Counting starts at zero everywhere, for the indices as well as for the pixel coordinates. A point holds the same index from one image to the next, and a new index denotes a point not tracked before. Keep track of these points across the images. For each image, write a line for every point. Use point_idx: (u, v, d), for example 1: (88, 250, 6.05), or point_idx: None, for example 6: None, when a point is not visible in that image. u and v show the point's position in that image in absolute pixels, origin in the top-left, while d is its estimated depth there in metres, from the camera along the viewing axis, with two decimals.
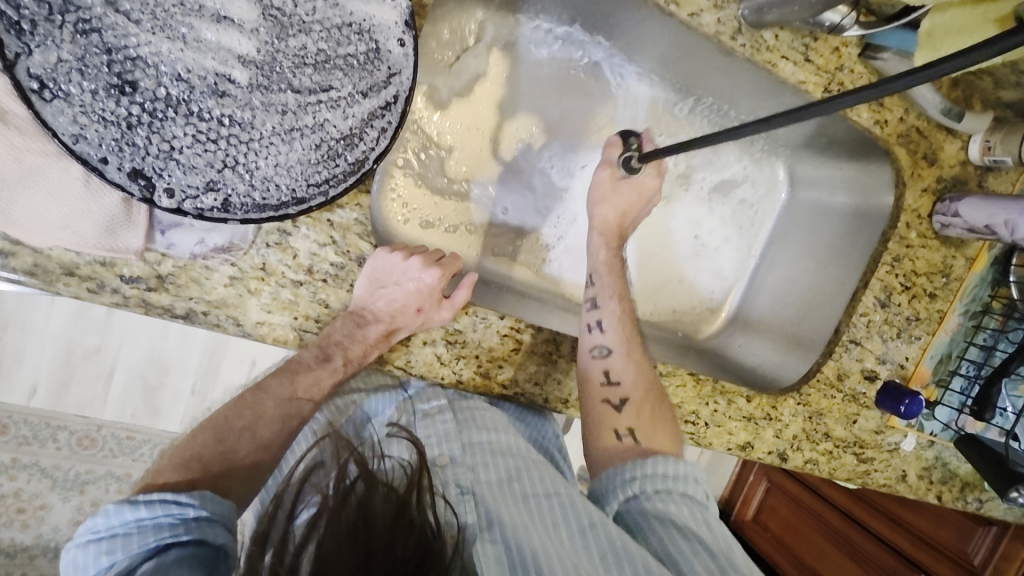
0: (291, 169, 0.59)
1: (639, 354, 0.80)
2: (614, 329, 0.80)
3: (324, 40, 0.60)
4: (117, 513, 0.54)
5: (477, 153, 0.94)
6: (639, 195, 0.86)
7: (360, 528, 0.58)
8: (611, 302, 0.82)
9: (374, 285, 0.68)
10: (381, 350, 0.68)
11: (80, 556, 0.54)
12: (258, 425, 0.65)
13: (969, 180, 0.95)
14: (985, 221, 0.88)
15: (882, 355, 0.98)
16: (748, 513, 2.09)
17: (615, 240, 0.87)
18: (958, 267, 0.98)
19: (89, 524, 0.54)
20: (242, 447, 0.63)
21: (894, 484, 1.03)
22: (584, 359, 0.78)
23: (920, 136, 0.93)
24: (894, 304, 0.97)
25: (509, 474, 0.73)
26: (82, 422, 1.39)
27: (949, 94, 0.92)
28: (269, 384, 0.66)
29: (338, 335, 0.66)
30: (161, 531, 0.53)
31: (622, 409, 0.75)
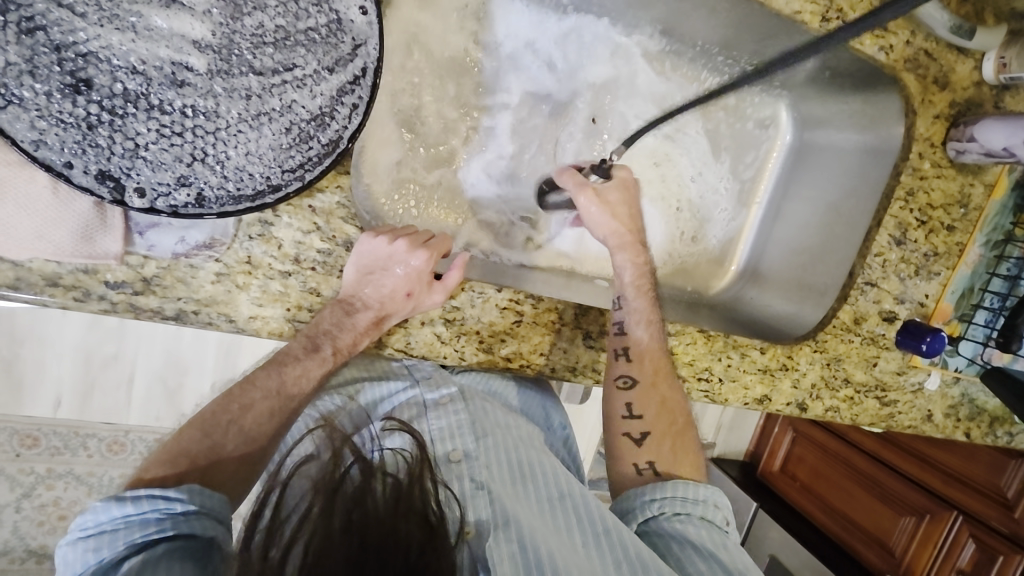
0: (263, 156, 0.57)
1: (665, 386, 0.78)
2: (640, 361, 0.77)
3: (280, 15, 0.56)
4: (105, 509, 0.54)
5: (463, 121, 0.90)
6: (630, 194, 0.84)
7: (358, 521, 0.60)
8: (639, 329, 0.78)
9: (363, 273, 0.66)
10: (371, 334, 0.67)
11: (69, 553, 0.54)
12: (245, 419, 0.64)
13: (985, 102, 0.89)
14: (1004, 144, 0.83)
15: (900, 295, 0.95)
16: (774, 464, 2.08)
17: (637, 252, 0.83)
18: (976, 195, 0.94)
19: (78, 522, 0.54)
20: (229, 441, 0.62)
21: (920, 424, 1.04)
22: (608, 388, 0.79)
23: (930, 59, 0.87)
24: (910, 240, 0.93)
25: (522, 475, 0.75)
26: (109, 429, 1.42)
27: (958, 10, 0.86)
28: (256, 377, 0.66)
29: (327, 325, 0.65)
30: (148, 527, 0.54)
31: (644, 443, 0.77)
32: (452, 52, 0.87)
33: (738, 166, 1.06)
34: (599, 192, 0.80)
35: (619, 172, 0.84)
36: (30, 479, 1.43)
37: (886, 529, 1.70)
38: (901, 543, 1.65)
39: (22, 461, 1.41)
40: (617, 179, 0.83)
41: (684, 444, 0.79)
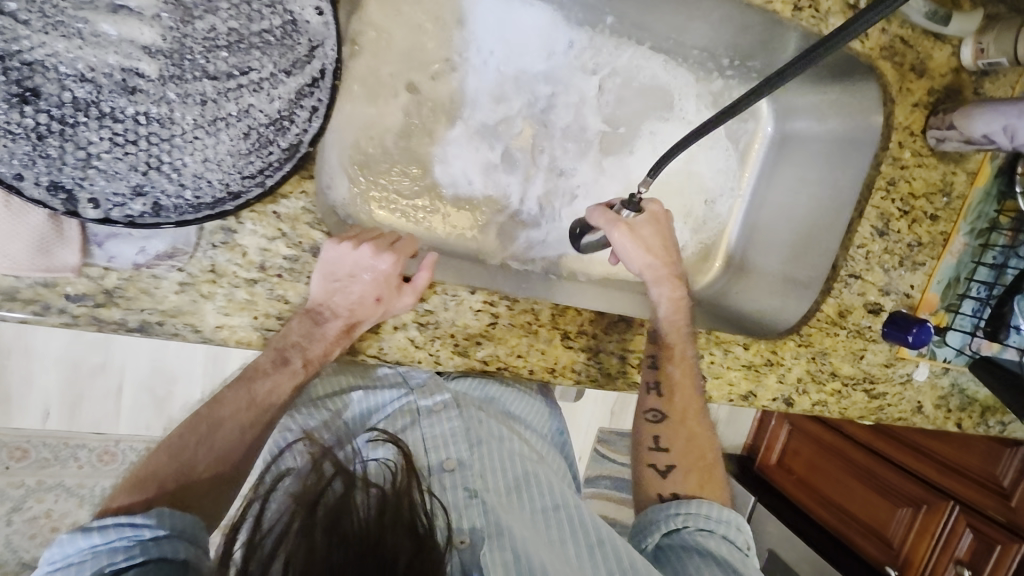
0: (221, 162, 0.56)
1: (695, 423, 0.79)
2: (671, 394, 0.79)
3: (233, 18, 0.55)
4: (70, 541, 0.53)
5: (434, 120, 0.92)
6: (664, 227, 0.82)
7: (345, 525, 0.59)
8: (672, 364, 0.80)
9: (329, 280, 0.65)
10: (343, 341, 0.66)
11: None
12: (219, 433, 0.63)
13: (963, 89, 0.87)
14: (984, 131, 0.79)
15: (885, 286, 0.94)
16: (771, 458, 2.07)
17: (675, 287, 0.82)
18: (959, 183, 0.93)
19: (47, 551, 0.53)
20: (200, 460, 0.61)
21: (910, 416, 1.05)
22: (637, 418, 0.81)
23: (906, 46, 0.83)
24: (893, 231, 0.92)
25: (516, 484, 0.75)
26: (98, 439, 1.41)
27: None
28: (226, 396, 0.65)
29: (296, 336, 0.64)
30: (115, 555, 0.53)
31: (668, 475, 0.76)
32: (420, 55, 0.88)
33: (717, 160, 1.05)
34: (633, 226, 0.79)
35: (652, 206, 0.82)
36: (19, 493, 1.39)
37: (883, 521, 1.69)
38: (899, 534, 1.64)
39: (10, 474, 1.38)
40: (649, 212, 0.81)
41: (710, 479, 0.77)
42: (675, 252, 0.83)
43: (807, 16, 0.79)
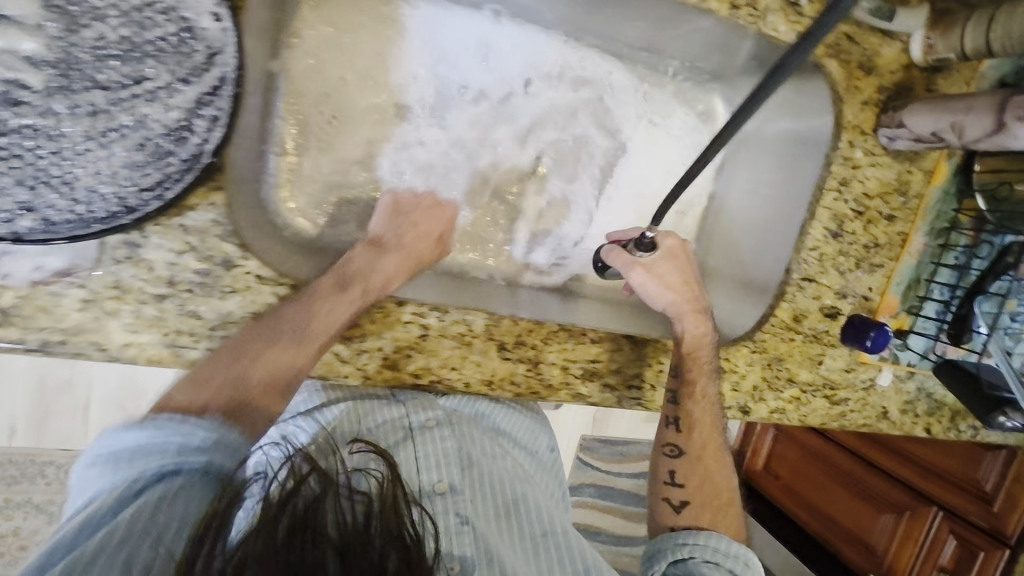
0: (115, 175, 0.54)
1: (712, 463, 0.82)
2: (688, 432, 0.82)
3: (124, 26, 0.53)
4: (119, 434, 0.54)
5: (376, 128, 0.91)
6: (681, 261, 0.85)
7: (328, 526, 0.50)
8: (692, 403, 0.82)
9: (394, 214, 0.76)
10: (409, 264, 0.72)
11: (85, 477, 0.54)
12: (270, 352, 0.62)
13: (915, 86, 0.84)
14: (932, 128, 0.76)
15: (841, 289, 0.92)
16: (757, 463, 2.03)
17: (694, 320, 0.83)
18: (915, 182, 0.90)
19: (98, 440, 0.55)
20: (256, 373, 0.61)
21: (875, 422, 1.02)
22: (654, 450, 0.84)
23: (851, 43, 0.80)
24: (847, 232, 0.89)
25: (506, 509, 0.73)
26: (67, 455, 1.38)
27: None
28: (283, 310, 0.64)
29: (355, 267, 0.69)
30: (164, 458, 0.53)
31: (682, 510, 0.79)
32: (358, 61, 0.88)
33: (673, 165, 1.04)
34: (649, 266, 0.82)
35: (667, 240, 0.84)
36: None
37: (866, 527, 1.66)
38: (882, 541, 1.61)
39: None
40: (664, 248, 0.84)
41: (724, 509, 0.80)
42: (696, 286, 0.85)
43: (744, 14, 0.80)
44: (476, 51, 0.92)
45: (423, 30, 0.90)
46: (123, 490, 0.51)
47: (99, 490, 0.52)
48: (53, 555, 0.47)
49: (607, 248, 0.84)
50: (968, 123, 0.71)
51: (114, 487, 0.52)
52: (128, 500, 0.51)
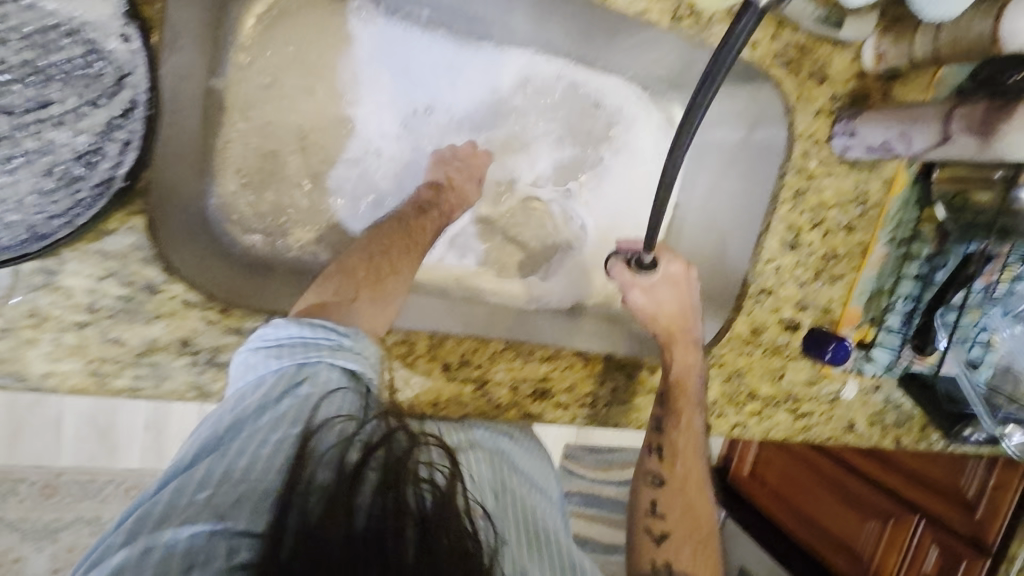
0: (24, 202, 0.53)
1: (696, 496, 0.79)
2: (673, 460, 0.80)
3: (26, 49, 0.51)
4: (284, 326, 0.57)
5: (329, 143, 0.91)
6: (677, 287, 0.81)
7: (396, 516, 0.43)
8: (676, 431, 0.81)
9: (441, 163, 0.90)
10: (461, 205, 0.89)
11: (251, 359, 0.56)
12: (375, 266, 0.70)
13: (871, 94, 0.82)
14: (882, 138, 0.75)
15: (801, 301, 0.90)
16: (745, 469, 2.01)
17: (683, 348, 0.81)
18: (874, 192, 0.88)
19: (263, 332, 0.57)
20: (370, 279, 0.68)
21: (841, 434, 1.01)
22: (636, 478, 0.82)
23: (802, 53, 0.78)
24: (804, 243, 0.87)
25: (537, 541, 0.56)
26: (39, 472, 1.33)
27: None
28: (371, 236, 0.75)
29: (427, 197, 0.86)
30: (318, 349, 0.56)
31: (663, 544, 0.75)
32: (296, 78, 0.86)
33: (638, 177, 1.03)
34: (648, 288, 0.80)
35: (673, 265, 0.81)
36: None
37: (851, 534, 1.64)
38: (869, 547, 1.59)
39: None
40: (666, 273, 0.81)
41: (705, 546, 0.76)
42: (690, 315, 0.82)
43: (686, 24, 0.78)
44: (424, 66, 0.91)
45: (367, 46, 0.88)
46: (290, 377, 0.53)
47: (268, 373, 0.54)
48: (220, 428, 0.49)
49: (611, 260, 0.83)
50: (915, 133, 0.70)
51: (283, 373, 0.53)
52: (302, 387, 0.52)
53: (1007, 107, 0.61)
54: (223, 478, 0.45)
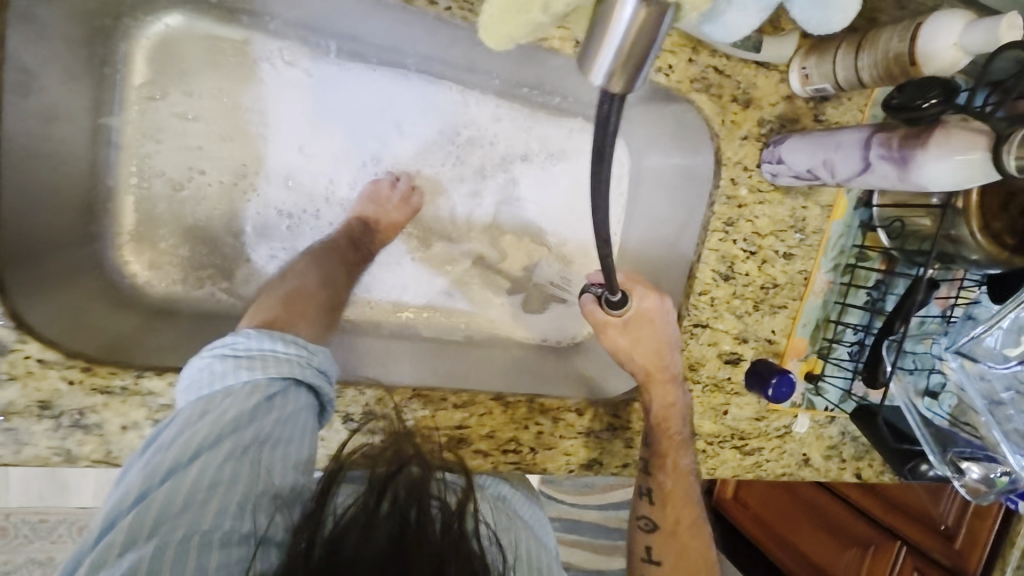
0: None
1: (693, 539, 0.78)
2: (665, 505, 0.78)
3: None
4: (257, 337, 0.61)
5: (242, 178, 0.87)
6: (652, 324, 0.76)
7: (404, 528, 0.49)
8: (664, 473, 0.79)
9: (368, 199, 0.89)
10: (392, 233, 0.89)
11: (216, 364, 0.59)
12: (308, 292, 0.75)
13: (802, 117, 0.78)
14: (807, 165, 0.71)
15: (740, 333, 0.86)
16: (728, 490, 1.91)
17: (662, 388, 0.78)
18: (813, 217, 0.83)
19: (228, 341, 0.60)
20: (309, 298, 0.74)
21: (797, 471, 0.94)
22: (631, 525, 0.80)
23: (721, 75, 0.75)
24: (739, 273, 0.84)
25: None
26: None
27: None
28: (307, 272, 0.79)
29: (358, 234, 0.87)
30: (284, 363, 0.61)
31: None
32: (206, 118, 0.83)
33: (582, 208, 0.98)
34: (623, 325, 0.76)
35: (645, 300, 0.76)
36: None
37: (833, 562, 1.53)
38: None
39: None
40: (639, 309, 0.75)
41: None
42: (666, 355, 0.78)
43: None
44: (343, 102, 0.87)
45: (277, 85, 0.84)
46: (262, 390, 0.58)
47: (237, 383, 0.58)
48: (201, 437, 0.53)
49: (585, 294, 0.78)
50: (839, 161, 0.65)
51: (256, 384, 0.58)
52: (275, 400, 0.57)
53: (923, 134, 0.58)
54: (214, 482, 0.50)
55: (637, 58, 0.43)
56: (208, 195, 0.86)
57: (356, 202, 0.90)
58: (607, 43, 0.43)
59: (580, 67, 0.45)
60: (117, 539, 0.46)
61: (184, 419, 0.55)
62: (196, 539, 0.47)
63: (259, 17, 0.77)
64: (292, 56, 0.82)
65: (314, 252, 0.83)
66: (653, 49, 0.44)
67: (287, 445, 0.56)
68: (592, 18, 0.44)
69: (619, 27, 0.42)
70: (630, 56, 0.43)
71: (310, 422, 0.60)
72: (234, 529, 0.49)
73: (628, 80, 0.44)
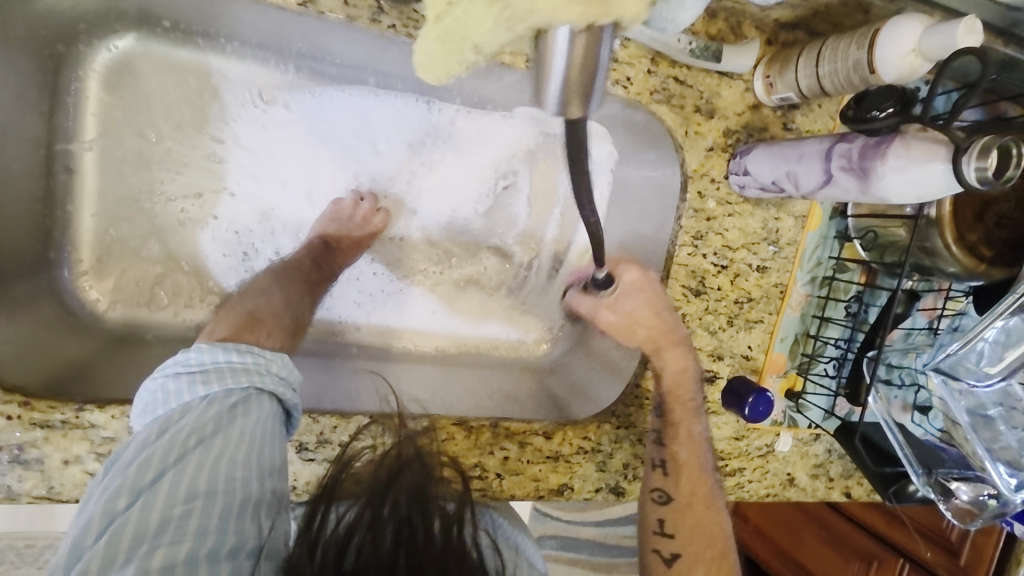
0: None
1: (703, 508, 0.75)
2: (677, 476, 0.76)
3: None
4: (209, 351, 0.58)
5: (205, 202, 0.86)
6: (642, 292, 0.77)
7: (410, 530, 0.51)
8: (677, 443, 0.77)
9: (328, 219, 0.87)
10: (357, 249, 0.88)
11: (170, 383, 0.56)
12: (268, 310, 0.74)
13: (770, 126, 0.75)
14: (772, 177, 0.68)
15: (715, 350, 0.83)
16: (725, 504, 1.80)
17: (670, 353, 0.77)
18: (786, 229, 0.81)
19: (180, 357, 0.57)
20: (272, 316, 0.73)
21: (782, 492, 0.90)
22: (642, 496, 0.77)
23: (683, 85, 0.73)
24: (711, 288, 0.82)
25: None
26: None
27: (708, 29, 0.70)
28: (273, 292, 0.77)
29: (314, 258, 0.84)
30: (240, 373, 0.57)
31: (674, 564, 0.73)
32: (166, 142, 0.83)
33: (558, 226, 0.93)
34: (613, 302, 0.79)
35: (628, 271, 0.78)
36: None
37: None
38: None
39: None
40: (625, 280, 0.78)
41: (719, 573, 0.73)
42: (668, 316, 0.77)
43: None
44: (318, 135, 0.87)
45: (254, 122, 0.84)
46: (222, 403, 0.54)
47: (194, 399, 0.55)
48: (169, 453, 0.50)
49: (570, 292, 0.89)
50: (801, 173, 0.63)
51: (214, 398, 0.55)
52: (239, 409, 0.54)
53: (881, 146, 0.55)
54: (190, 497, 0.47)
55: (583, 83, 0.46)
56: (169, 219, 0.85)
57: (318, 220, 0.88)
58: (552, 76, 0.46)
59: (535, 93, 0.49)
60: (92, 566, 0.43)
61: (143, 440, 0.52)
62: (180, 557, 0.44)
63: (214, 40, 0.76)
64: (265, 92, 0.82)
65: (282, 266, 0.82)
66: (598, 68, 0.46)
67: (260, 453, 0.53)
68: (535, 46, 0.46)
69: (560, 61, 0.45)
70: (576, 84, 0.46)
71: (279, 430, 0.57)
72: (220, 545, 0.46)
73: (583, 99, 0.48)
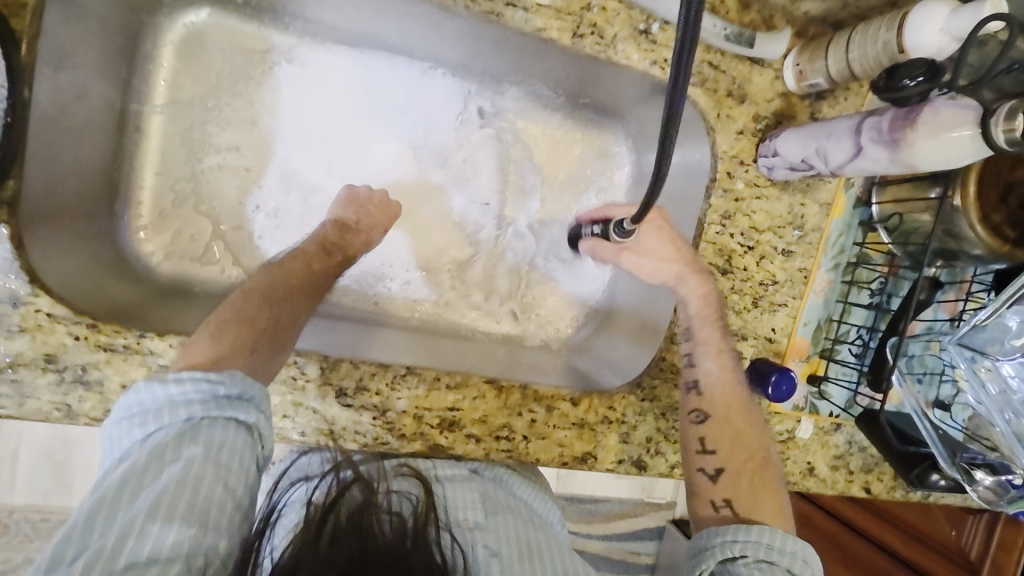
0: None
1: (742, 419, 0.74)
2: (710, 394, 0.76)
3: None
4: (147, 390, 0.55)
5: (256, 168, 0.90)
6: (657, 230, 0.79)
7: (363, 548, 0.51)
8: (709, 360, 0.78)
9: (347, 201, 0.85)
10: (381, 226, 0.86)
11: (115, 432, 0.55)
12: (269, 299, 0.68)
13: (798, 114, 0.79)
14: (801, 155, 0.72)
15: (739, 330, 0.85)
16: None
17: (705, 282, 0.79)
18: (811, 216, 0.84)
19: (123, 402, 0.55)
20: (279, 303, 0.67)
21: (802, 481, 0.90)
22: (681, 422, 0.77)
23: (716, 71, 0.77)
24: (737, 268, 0.84)
25: (528, 550, 0.65)
26: None
27: (741, 18, 0.75)
28: (274, 276, 0.71)
29: (332, 240, 0.80)
30: (192, 406, 0.55)
31: (719, 479, 0.71)
32: None
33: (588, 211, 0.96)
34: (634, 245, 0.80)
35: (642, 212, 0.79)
36: None
37: None
38: None
39: None
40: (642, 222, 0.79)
41: (766, 483, 0.71)
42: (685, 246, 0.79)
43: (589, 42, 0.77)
44: (352, 105, 0.90)
45: (300, 89, 0.88)
46: (157, 446, 0.52)
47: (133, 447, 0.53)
48: (97, 515, 0.47)
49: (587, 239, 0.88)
50: (831, 148, 0.67)
51: (149, 445, 0.52)
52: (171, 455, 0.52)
53: (911, 114, 0.59)
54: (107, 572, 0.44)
55: None
56: None
57: (331, 208, 0.86)
58: None
59: None
60: None
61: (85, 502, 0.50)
62: None
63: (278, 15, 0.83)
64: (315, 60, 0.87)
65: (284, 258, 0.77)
66: None
67: (201, 503, 0.50)
68: None
69: None
70: None
71: (232, 464, 0.53)
72: None
73: None
